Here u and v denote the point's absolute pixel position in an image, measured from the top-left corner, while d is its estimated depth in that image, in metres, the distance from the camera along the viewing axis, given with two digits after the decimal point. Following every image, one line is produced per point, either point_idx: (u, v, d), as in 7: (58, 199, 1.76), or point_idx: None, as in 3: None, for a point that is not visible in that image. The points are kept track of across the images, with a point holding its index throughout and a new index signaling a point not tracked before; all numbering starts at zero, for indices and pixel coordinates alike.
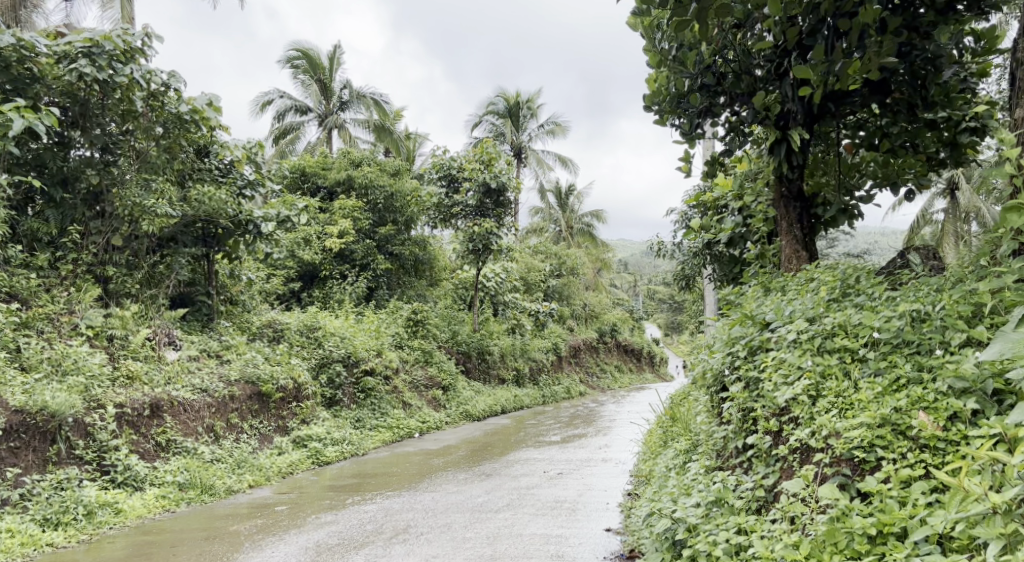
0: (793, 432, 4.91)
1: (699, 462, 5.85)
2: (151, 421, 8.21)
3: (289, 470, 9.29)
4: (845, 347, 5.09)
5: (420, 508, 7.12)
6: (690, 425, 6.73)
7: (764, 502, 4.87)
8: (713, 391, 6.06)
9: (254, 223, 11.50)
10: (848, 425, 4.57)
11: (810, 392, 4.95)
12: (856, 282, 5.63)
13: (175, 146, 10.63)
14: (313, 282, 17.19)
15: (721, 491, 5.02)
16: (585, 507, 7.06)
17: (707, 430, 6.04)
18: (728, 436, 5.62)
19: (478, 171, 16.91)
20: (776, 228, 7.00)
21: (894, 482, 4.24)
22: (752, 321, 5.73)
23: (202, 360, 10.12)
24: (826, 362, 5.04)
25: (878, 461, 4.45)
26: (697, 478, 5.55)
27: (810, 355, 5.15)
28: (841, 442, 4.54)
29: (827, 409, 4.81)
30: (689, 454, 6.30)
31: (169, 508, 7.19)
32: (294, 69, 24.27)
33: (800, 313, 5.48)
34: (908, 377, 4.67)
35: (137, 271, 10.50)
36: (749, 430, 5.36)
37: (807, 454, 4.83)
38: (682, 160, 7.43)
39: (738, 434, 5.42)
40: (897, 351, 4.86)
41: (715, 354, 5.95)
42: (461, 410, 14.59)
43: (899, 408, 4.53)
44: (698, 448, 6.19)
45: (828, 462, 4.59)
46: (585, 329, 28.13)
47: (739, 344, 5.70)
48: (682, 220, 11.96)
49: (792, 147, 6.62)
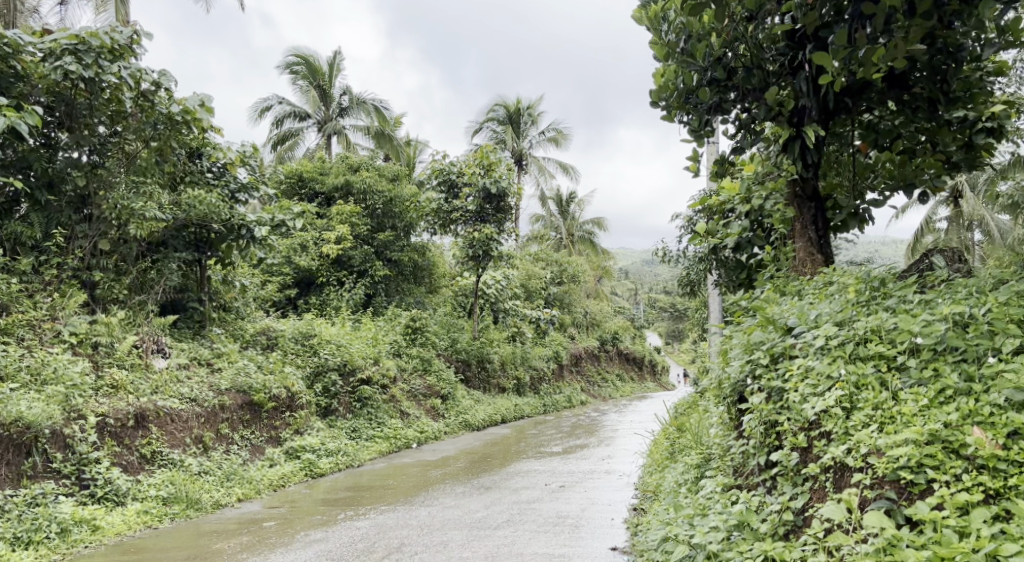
0: (826, 449, 4.56)
1: (712, 479, 5.51)
2: (135, 432, 7.88)
3: (281, 483, 8.95)
4: (880, 354, 4.74)
5: (415, 525, 6.77)
6: (701, 438, 6.39)
7: (794, 527, 4.53)
8: (727, 402, 5.71)
9: (247, 228, 11.20)
10: (892, 442, 4.24)
11: (844, 404, 4.62)
12: (887, 285, 5.28)
13: (167, 148, 10.25)
14: (310, 289, 16.87)
15: (743, 514, 4.69)
16: (589, 523, 6.71)
17: (722, 444, 5.71)
18: (747, 452, 5.27)
19: (479, 176, 16.59)
20: (791, 230, 6.72)
21: (950, 510, 3.91)
22: (771, 327, 5.36)
23: (192, 369, 9.81)
24: (861, 371, 4.68)
25: (928, 483, 4.12)
26: (714, 497, 5.22)
27: (841, 363, 4.79)
28: (886, 462, 4.21)
29: (864, 423, 4.47)
30: (700, 469, 5.95)
31: (151, 524, 6.85)
32: (292, 74, 23.98)
33: (825, 318, 5.12)
34: (955, 388, 4.35)
35: (125, 276, 10.25)
36: (772, 446, 5.01)
37: (841, 474, 4.48)
38: (690, 159, 7.10)
39: (760, 450, 5.07)
40: (941, 359, 4.54)
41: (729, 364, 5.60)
42: (461, 419, 14.25)
43: (949, 424, 4.21)
44: (711, 462, 5.86)
45: (869, 484, 4.26)
46: (587, 337, 27.79)
47: (760, 351, 5.27)
48: (686, 226, 11.63)
49: (808, 145, 6.32)
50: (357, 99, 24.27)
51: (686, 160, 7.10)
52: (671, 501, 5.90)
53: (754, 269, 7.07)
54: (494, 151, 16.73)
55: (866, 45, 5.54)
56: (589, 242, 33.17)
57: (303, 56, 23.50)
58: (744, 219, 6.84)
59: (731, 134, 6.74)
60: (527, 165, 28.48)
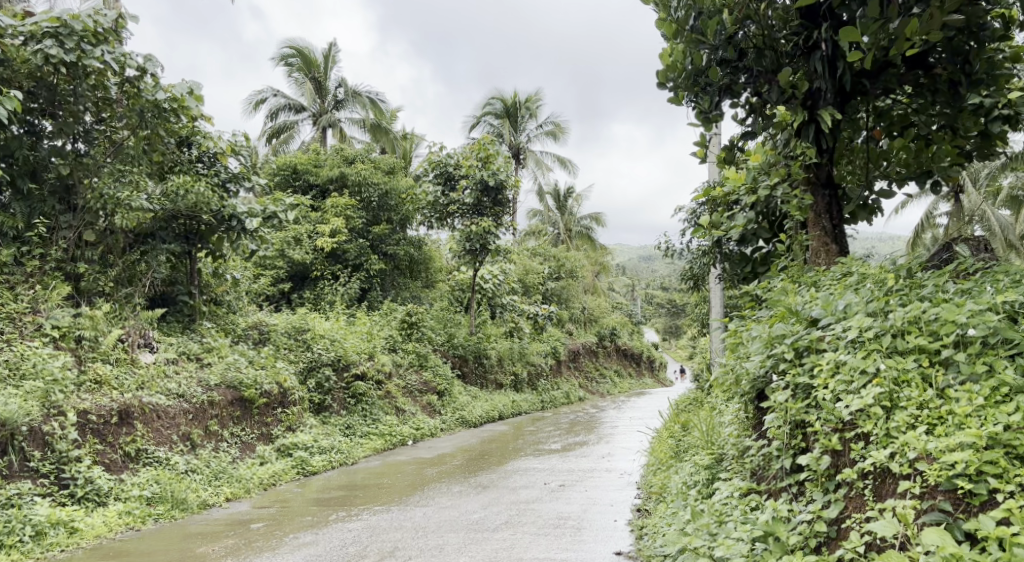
0: (864, 453, 4.29)
1: (727, 483, 5.21)
2: (119, 429, 7.57)
3: (272, 482, 8.64)
4: (921, 347, 4.43)
5: (410, 527, 6.48)
6: (711, 437, 6.10)
7: (827, 539, 4.26)
8: (742, 399, 5.42)
9: (238, 219, 10.87)
10: (945, 447, 3.96)
11: (884, 402, 4.33)
12: (916, 275, 5.01)
13: (156, 137, 10.00)
14: (304, 284, 16.56)
15: (769, 525, 4.39)
16: (592, 525, 6.43)
17: (738, 444, 5.43)
18: (768, 455, 4.96)
19: (476, 168, 16.33)
20: (804, 220, 6.39)
21: (1019, 524, 3.62)
22: (792, 319, 5.06)
23: (180, 364, 9.51)
24: (901, 366, 4.38)
25: (989, 494, 3.84)
26: (730, 502, 4.95)
27: (878, 357, 4.49)
28: (938, 469, 3.94)
29: (909, 424, 4.19)
30: (713, 471, 5.65)
31: (134, 526, 6.56)
32: (287, 66, 23.60)
33: (854, 310, 4.81)
34: (1012, 385, 4.06)
35: (111, 269, 9.94)
36: (798, 449, 4.72)
37: (881, 481, 4.20)
38: (697, 145, 6.79)
39: (783, 453, 4.79)
40: (990, 353, 4.24)
41: (747, 359, 5.29)
42: (457, 416, 13.96)
43: (1010, 426, 3.91)
44: (723, 464, 5.58)
45: (920, 494, 3.98)
46: (584, 333, 27.50)
47: (783, 344, 4.94)
48: (689, 219, 11.35)
49: (822, 129, 6.04)
50: (353, 92, 23.92)
51: (695, 147, 6.80)
52: (681, 505, 5.61)
53: (759, 264, 6.86)
54: (492, 143, 16.44)
55: (898, 17, 5.28)
56: (587, 237, 32.85)
57: (298, 48, 23.14)
58: (749, 210, 6.55)
59: (741, 119, 6.45)
60: (525, 160, 28.19)
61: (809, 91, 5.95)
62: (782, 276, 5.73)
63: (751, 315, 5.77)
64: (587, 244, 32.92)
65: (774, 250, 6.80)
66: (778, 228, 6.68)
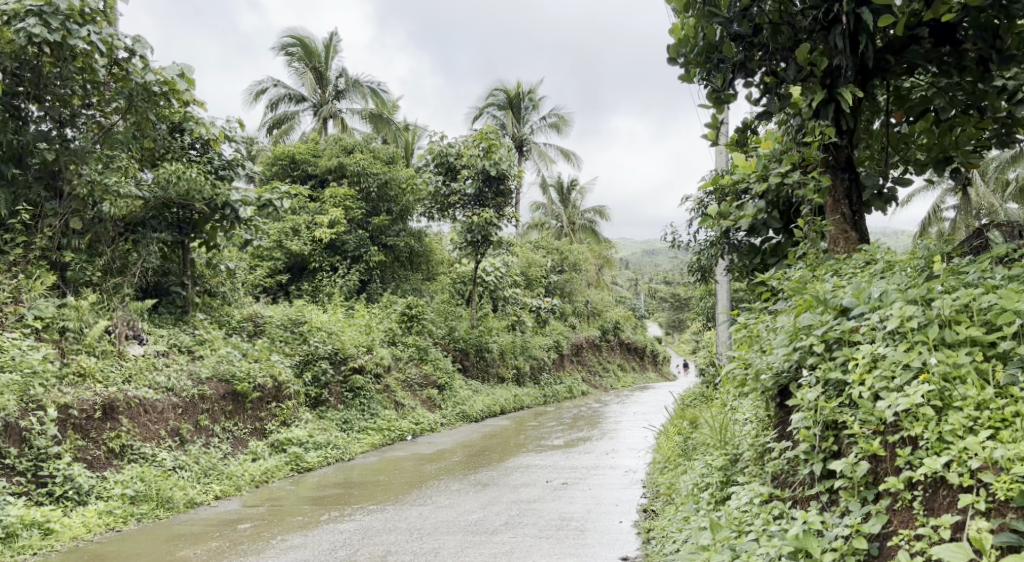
0: (914, 460, 3.95)
1: (745, 488, 4.87)
2: (103, 424, 7.28)
3: (265, 479, 8.34)
4: (974, 339, 4.07)
5: (405, 529, 6.16)
6: (725, 436, 5.77)
7: (867, 557, 3.94)
8: (763, 397, 5.07)
9: (231, 207, 10.56)
10: (1015, 456, 3.62)
11: (935, 401, 3.99)
12: (953, 262, 4.64)
13: (145, 123, 9.64)
14: (302, 275, 16.26)
15: (800, 539, 4.05)
16: (596, 527, 6.13)
17: (756, 445, 5.10)
18: (794, 459, 4.61)
19: (478, 158, 15.92)
20: (821, 205, 5.90)
21: None
22: (819, 309, 4.66)
23: (171, 356, 9.23)
24: (954, 361, 4.02)
25: None
26: (751, 510, 4.62)
27: (923, 350, 4.12)
28: (1009, 481, 3.59)
29: (966, 426, 3.85)
30: (727, 474, 5.31)
31: (115, 526, 6.26)
32: (287, 56, 23.22)
33: (890, 300, 4.44)
34: None
35: (99, 258, 9.64)
36: (829, 453, 4.37)
37: (934, 492, 3.88)
38: (708, 126, 6.45)
39: (808, 459, 4.44)
40: None
41: (767, 353, 4.92)
42: (458, 410, 13.65)
43: None
44: (739, 466, 5.26)
45: (985, 508, 3.64)
46: (588, 327, 27.15)
47: (811, 335, 4.57)
48: (697, 208, 10.98)
49: (842, 109, 5.70)
50: (354, 82, 23.61)
51: (706, 128, 6.45)
52: (694, 510, 5.28)
53: (769, 254, 6.57)
54: (495, 133, 16.07)
55: None
56: (590, 229, 32.51)
57: (299, 38, 22.79)
58: (760, 199, 6.23)
59: (754, 100, 6.12)
60: (528, 151, 27.82)
61: (828, 69, 5.61)
62: (801, 266, 5.37)
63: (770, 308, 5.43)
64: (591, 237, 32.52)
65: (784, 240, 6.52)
66: (795, 215, 6.33)
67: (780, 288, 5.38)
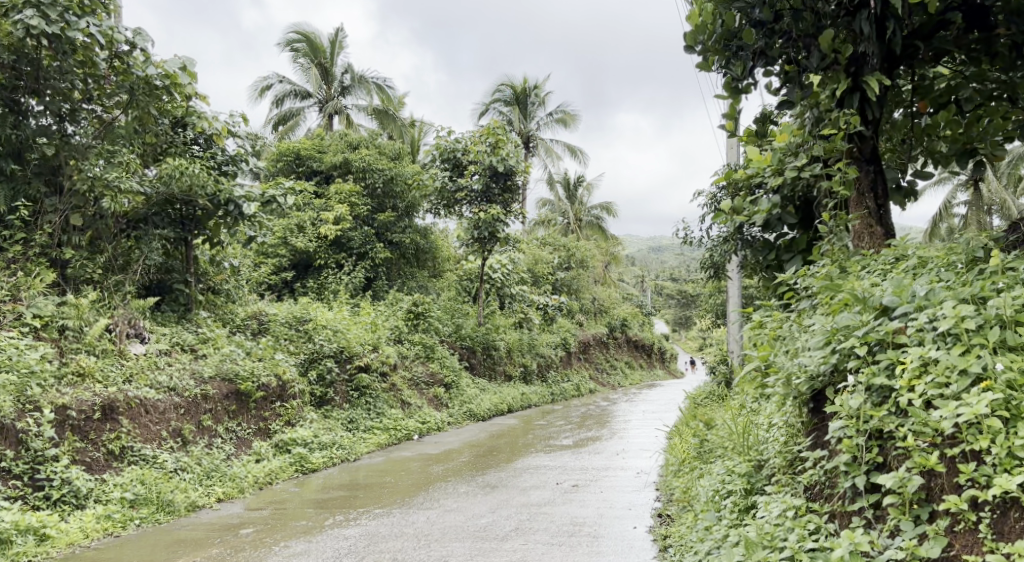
0: (980, 480, 3.69)
1: (774, 498, 4.63)
2: (102, 425, 7.11)
3: (269, 480, 8.16)
4: None
5: (413, 534, 5.97)
6: (747, 441, 5.54)
7: None
8: (793, 403, 4.82)
9: (235, 204, 10.39)
10: None
11: (1003, 410, 3.73)
12: (1001, 256, 4.39)
13: (147, 117, 9.47)
14: (308, 272, 16.08)
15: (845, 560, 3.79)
16: (609, 533, 5.93)
17: (784, 452, 4.87)
18: (829, 469, 4.35)
19: (485, 154, 15.66)
20: (845, 201, 5.67)
21: None
22: (858, 308, 4.39)
23: (174, 355, 9.06)
24: (1019, 366, 3.77)
25: None
26: (782, 523, 4.37)
27: (982, 354, 3.87)
28: None
29: None
30: (752, 482, 5.08)
31: (113, 531, 6.07)
32: (293, 52, 23.03)
33: (937, 300, 4.17)
34: None
35: (99, 255, 9.47)
36: (871, 464, 4.09)
37: (1002, 514, 3.64)
38: (726, 118, 6.22)
39: (846, 471, 4.17)
40: None
41: (798, 355, 4.67)
42: (465, 409, 13.45)
43: None
44: (764, 474, 5.03)
45: None
46: (594, 324, 26.92)
47: (850, 337, 4.30)
48: (709, 204, 10.75)
49: (868, 98, 5.48)
50: (359, 78, 23.42)
51: (724, 120, 6.22)
52: (716, 518, 5.05)
53: (784, 251, 6.34)
54: (502, 128, 15.85)
55: None
56: (597, 226, 32.28)
57: (304, 33, 22.61)
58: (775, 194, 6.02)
59: (774, 90, 5.91)
60: (534, 147, 27.59)
61: (853, 56, 5.39)
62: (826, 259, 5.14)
63: (799, 309, 5.17)
64: (598, 234, 32.28)
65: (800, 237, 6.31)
66: (814, 210, 6.10)
67: (807, 287, 5.11)
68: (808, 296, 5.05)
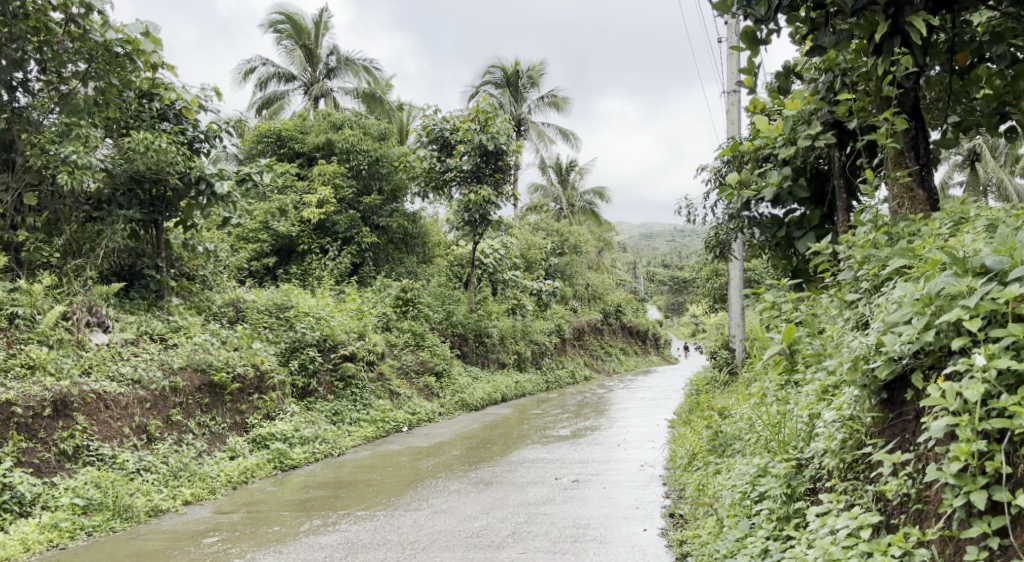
0: None
1: (825, 510, 3.98)
2: (54, 423, 6.50)
3: (244, 479, 7.49)
4: None
5: (397, 543, 5.32)
6: (780, 436, 4.89)
7: None
8: (846, 394, 4.15)
9: (206, 182, 9.74)
10: None
11: None
12: None
13: (110, 88, 8.80)
14: (290, 258, 15.37)
15: None
16: (616, 538, 5.31)
17: (830, 450, 4.22)
18: (914, 479, 3.62)
19: (474, 132, 14.98)
20: (883, 160, 5.00)
21: None
22: (953, 271, 3.53)
23: (141, 344, 8.38)
24: None
25: None
26: (846, 542, 3.68)
27: None
28: None
29: None
30: (792, 485, 4.44)
31: (59, 543, 5.46)
32: (276, 33, 22.23)
33: None
34: None
35: (58, 238, 8.92)
36: (996, 479, 3.26)
37: None
38: (744, 71, 5.54)
39: (959, 489, 3.34)
40: None
41: (870, 334, 3.91)
42: (457, 398, 12.79)
43: None
44: (806, 479, 4.39)
45: None
46: (588, 310, 26.27)
47: (955, 307, 3.44)
48: (713, 178, 10.10)
49: (912, 43, 4.85)
50: (345, 59, 22.63)
51: (741, 74, 5.56)
52: (750, 528, 4.46)
53: (794, 227, 6.08)
54: (492, 105, 15.12)
55: None
56: (590, 211, 31.64)
57: (287, 14, 21.76)
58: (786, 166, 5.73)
59: (798, 41, 5.29)
60: (526, 131, 26.87)
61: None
62: (869, 224, 4.47)
63: (841, 283, 4.56)
64: (591, 219, 31.61)
65: (807, 213, 6.10)
66: (828, 183, 6.04)
67: (851, 258, 4.43)
68: (856, 267, 4.36)
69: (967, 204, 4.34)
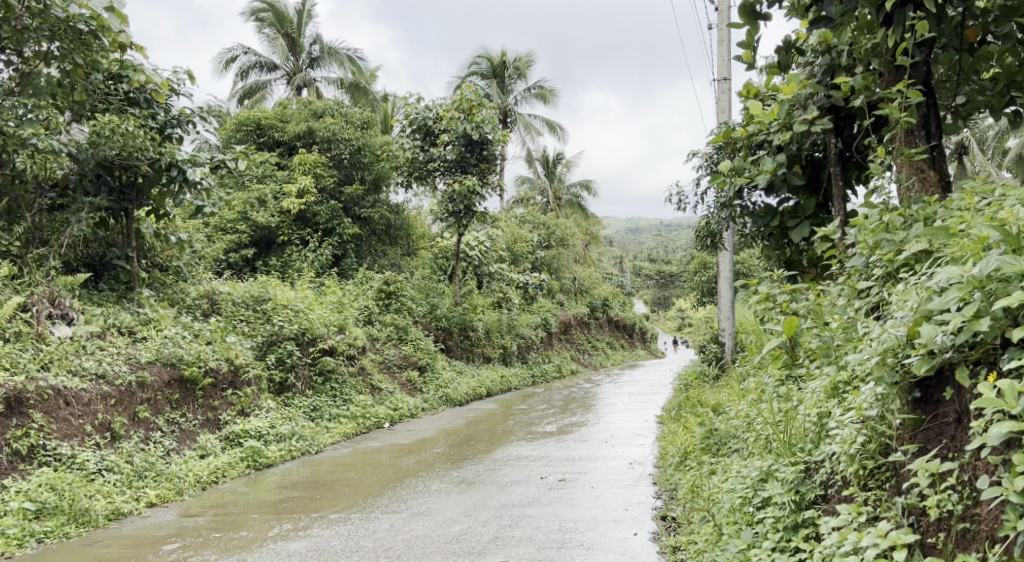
0: None
1: (841, 523, 3.66)
2: (7, 421, 6.14)
3: (215, 480, 7.11)
4: None
5: (370, 550, 4.98)
6: (784, 437, 4.60)
7: None
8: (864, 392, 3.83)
9: (178, 168, 9.28)
10: None
11: None
12: None
13: (77, 70, 7.62)
14: (270, 249, 14.94)
15: None
16: (606, 543, 4.99)
17: (847, 457, 3.90)
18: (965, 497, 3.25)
19: (458, 120, 14.59)
20: (893, 139, 4.71)
21: None
22: (1003, 249, 3.23)
23: (108, 338, 7.97)
24: None
25: None
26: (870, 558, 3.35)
27: None
28: None
29: None
30: (800, 492, 4.15)
31: (4, 552, 5.07)
32: (258, 21, 21.72)
33: None
34: None
35: (18, 226, 8.52)
36: None
37: None
38: (742, 47, 5.22)
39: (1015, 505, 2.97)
40: None
41: (897, 322, 3.59)
42: (442, 393, 12.43)
43: None
44: (815, 488, 4.10)
45: None
46: (575, 304, 25.97)
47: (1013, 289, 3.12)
48: (705, 165, 9.79)
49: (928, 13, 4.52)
50: (329, 48, 22.14)
51: (739, 50, 5.24)
52: (754, 537, 4.16)
53: (788, 217, 5.79)
54: (477, 93, 14.73)
55: None
56: (577, 205, 31.33)
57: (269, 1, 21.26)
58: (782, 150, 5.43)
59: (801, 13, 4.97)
60: (512, 123, 26.48)
61: None
62: (880, 206, 4.15)
63: (849, 269, 4.26)
64: (578, 213, 31.29)
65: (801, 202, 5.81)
66: (821, 171, 5.74)
67: (862, 243, 4.12)
68: (868, 251, 4.06)
69: (987, 185, 4.03)
